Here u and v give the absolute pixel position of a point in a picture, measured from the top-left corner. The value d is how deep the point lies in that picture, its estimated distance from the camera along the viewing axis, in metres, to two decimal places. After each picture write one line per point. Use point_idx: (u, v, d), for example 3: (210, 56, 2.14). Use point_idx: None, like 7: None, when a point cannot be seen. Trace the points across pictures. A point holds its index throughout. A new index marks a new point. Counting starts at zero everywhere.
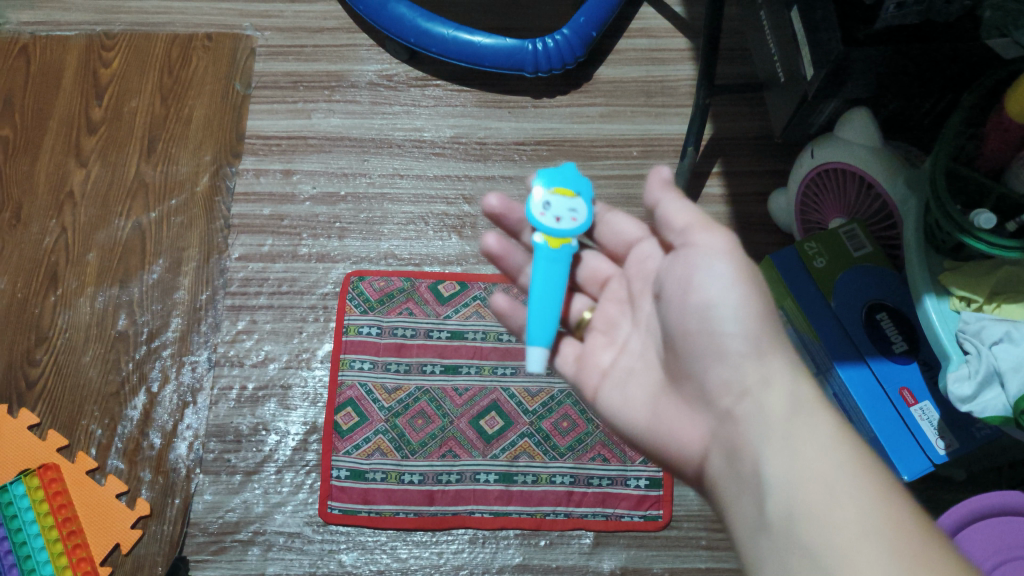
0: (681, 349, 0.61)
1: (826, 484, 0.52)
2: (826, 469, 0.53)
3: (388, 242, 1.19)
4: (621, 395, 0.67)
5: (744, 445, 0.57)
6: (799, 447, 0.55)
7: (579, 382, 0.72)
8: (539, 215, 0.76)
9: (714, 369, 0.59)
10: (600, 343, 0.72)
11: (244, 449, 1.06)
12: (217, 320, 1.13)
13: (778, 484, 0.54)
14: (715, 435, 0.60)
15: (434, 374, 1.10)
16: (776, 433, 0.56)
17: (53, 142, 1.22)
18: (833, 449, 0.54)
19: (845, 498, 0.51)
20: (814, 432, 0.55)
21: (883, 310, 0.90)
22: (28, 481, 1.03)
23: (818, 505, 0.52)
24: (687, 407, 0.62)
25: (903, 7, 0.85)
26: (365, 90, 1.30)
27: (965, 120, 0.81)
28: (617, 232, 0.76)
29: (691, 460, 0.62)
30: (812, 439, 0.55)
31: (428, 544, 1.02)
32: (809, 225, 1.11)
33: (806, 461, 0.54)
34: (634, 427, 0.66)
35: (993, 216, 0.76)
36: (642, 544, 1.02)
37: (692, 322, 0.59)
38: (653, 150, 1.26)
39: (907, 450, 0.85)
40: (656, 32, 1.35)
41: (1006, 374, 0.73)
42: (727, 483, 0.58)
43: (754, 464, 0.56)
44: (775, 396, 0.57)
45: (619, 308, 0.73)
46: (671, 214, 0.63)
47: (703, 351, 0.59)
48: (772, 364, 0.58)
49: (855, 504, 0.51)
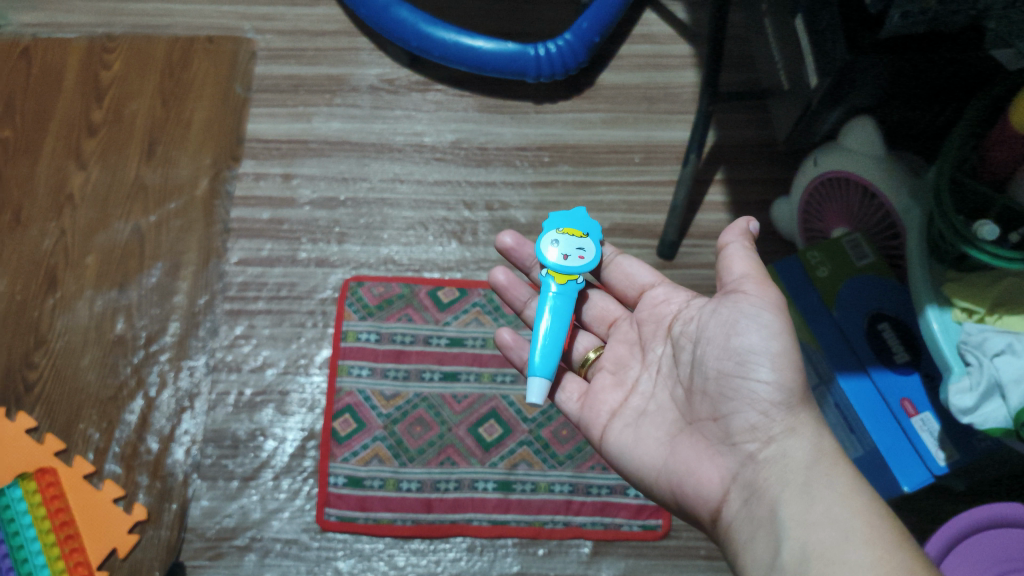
0: (711, 392, 0.67)
1: (844, 527, 0.58)
2: (843, 514, 0.59)
3: (387, 247, 1.18)
4: (634, 432, 0.73)
5: (766, 488, 0.63)
6: (820, 495, 0.60)
7: (585, 419, 0.78)
8: (550, 254, 0.84)
9: (744, 413, 0.64)
10: (607, 383, 0.79)
11: (241, 454, 1.05)
12: (215, 325, 1.12)
13: (796, 527, 0.59)
14: (735, 475, 0.65)
15: (432, 381, 1.09)
16: (798, 479, 0.62)
17: (54, 144, 1.22)
18: (851, 496, 0.60)
19: (862, 542, 0.57)
20: (836, 481, 0.61)
21: (885, 320, 0.89)
22: (25, 485, 1.02)
23: (835, 547, 0.57)
24: (707, 448, 0.67)
25: (909, 18, 0.80)
26: (366, 94, 1.29)
27: (970, 129, 0.80)
28: (631, 278, 0.85)
29: (706, 501, 0.66)
30: (834, 487, 0.60)
31: (426, 552, 1.01)
32: (811, 234, 1.10)
33: (826, 507, 0.59)
34: (646, 465, 0.71)
35: (997, 227, 0.75)
36: (641, 553, 1.01)
37: (729, 365, 0.65)
38: (656, 157, 1.25)
39: (907, 462, 0.84)
40: (659, 38, 1.35)
41: (1007, 387, 0.72)
42: (741, 524, 0.63)
43: (773, 506, 0.61)
44: (800, 444, 0.63)
45: (629, 351, 0.80)
46: (734, 261, 0.69)
47: (736, 394, 0.65)
48: (799, 414, 0.64)
49: (870, 547, 0.56)
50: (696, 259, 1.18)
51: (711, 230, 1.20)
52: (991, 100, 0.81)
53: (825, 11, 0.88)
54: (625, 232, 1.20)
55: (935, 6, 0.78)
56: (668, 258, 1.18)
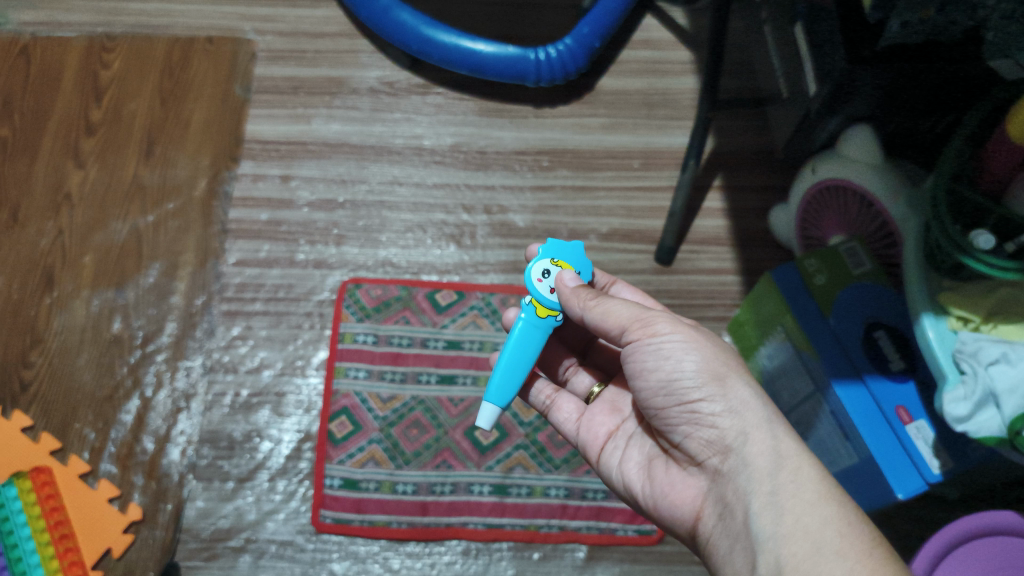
0: (661, 416, 0.68)
1: (817, 539, 0.58)
2: (813, 524, 0.58)
3: (385, 250, 1.19)
4: (620, 456, 0.75)
5: (735, 503, 0.63)
6: (787, 504, 0.59)
7: (583, 440, 0.79)
8: (538, 283, 0.77)
9: (695, 434, 0.65)
10: (604, 408, 0.80)
11: (237, 456, 1.05)
12: (212, 326, 1.12)
13: (768, 540, 0.59)
14: (708, 492, 0.66)
15: (429, 385, 1.09)
16: (764, 490, 0.61)
17: (52, 143, 1.22)
18: (819, 504, 0.59)
19: (833, 553, 0.57)
20: (803, 490, 0.60)
21: (880, 328, 0.89)
22: (21, 484, 1.02)
23: (807, 558, 0.57)
24: (680, 470, 0.69)
25: (908, 27, 0.79)
26: (366, 96, 1.29)
27: (969, 140, 0.80)
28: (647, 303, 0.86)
29: (684, 521, 0.68)
30: (802, 497, 0.60)
31: (420, 555, 1.01)
32: (808, 241, 1.11)
33: (796, 517, 0.59)
34: (630, 489, 0.73)
35: (992, 237, 0.76)
36: (636, 558, 1.01)
37: (659, 397, 0.67)
38: (654, 162, 1.25)
39: (903, 469, 0.83)
40: (659, 45, 1.35)
41: (1002, 396, 0.72)
42: (719, 541, 0.64)
43: (745, 520, 0.61)
44: (762, 455, 0.62)
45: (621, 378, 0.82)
46: (603, 320, 0.70)
47: (680, 418, 0.66)
48: (753, 423, 0.64)
49: (841, 558, 0.56)
50: (694, 265, 1.18)
51: (709, 236, 1.21)
52: (990, 109, 0.80)
53: (825, 22, 0.89)
54: (623, 237, 1.20)
55: (935, 15, 0.76)
56: (665, 263, 1.18)
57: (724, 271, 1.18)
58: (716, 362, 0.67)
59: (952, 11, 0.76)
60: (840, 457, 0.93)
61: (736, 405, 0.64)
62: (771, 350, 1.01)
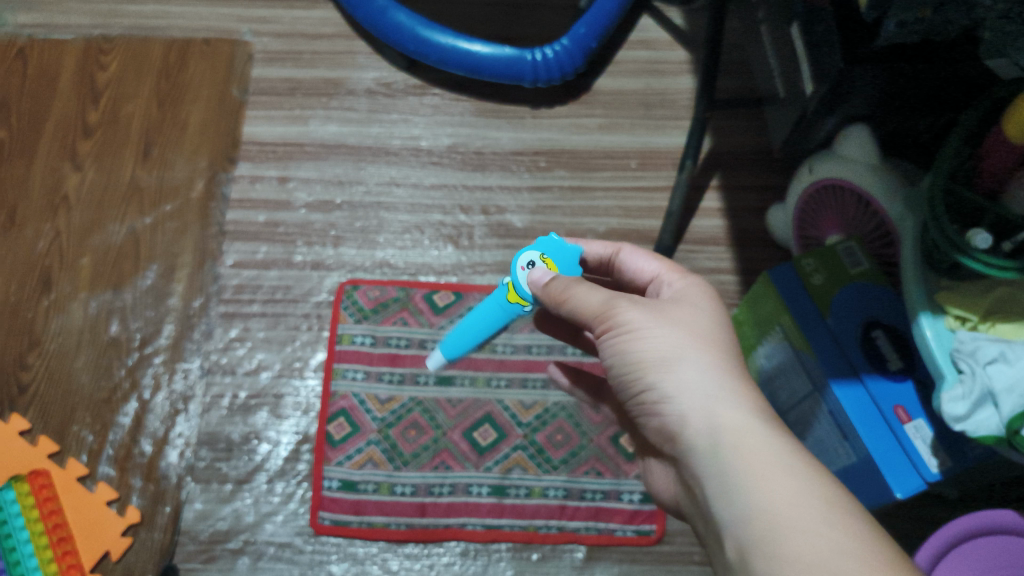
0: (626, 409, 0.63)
1: (743, 532, 0.49)
2: (740, 515, 0.49)
3: (383, 251, 1.19)
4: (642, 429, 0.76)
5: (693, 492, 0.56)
6: (722, 490, 0.51)
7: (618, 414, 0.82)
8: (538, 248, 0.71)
9: (650, 427, 0.60)
10: None
11: (235, 458, 1.05)
12: (210, 328, 1.12)
13: (716, 531, 0.52)
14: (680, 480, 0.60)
15: (427, 386, 1.09)
16: (706, 479, 0.53)
17: (49, 146, 1.22)
18: (834, 538, 0.44)
19: (757, 550, 0.47)
20: (810, 510, 0.46)
21: (878, 327, 0.89)
22: (19, 487, 1.02)
23: (742, 554, 0.48)
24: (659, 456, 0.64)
25: (905, 26, 0.79)
26: (363, 97, 1.29)
27: (965, 139, 0.80)
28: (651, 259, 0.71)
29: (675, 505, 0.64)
30: (793, 500, 0.47)
31: (419, 557, 1.01)
32: (806, 241, 1.11)
33: (730, 506, 0.50)
34: None
35: (990, 236, 0.75)
36: (635, 559, 1.01)
37: (618, 391, 0.62)
38: (652, 162, 1.25)
39: (901, 469, 0.83)
40: (656, 45, 1.35)
41: (999, 395, 0.71)
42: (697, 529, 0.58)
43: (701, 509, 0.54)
44: (731, 415, 0.54)
45: None
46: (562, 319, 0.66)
47: (636, 412, 0.61)
48: (690, 406, 0.55)
49: (766, 557, 0.46)
50: (692, 265, 1.18)
51: (706, 235, 1.21)
52: (987, 108, 0.80)
53: (821, 23, 0.89)
54: (621, 237, 1.20)
55: (931, 15, 0.77)
56: None
57: (722, 270, 1.18)
58: (694, 326, 0.60)
59: (949, 10, 0.76)
60: (838, 456, 0.93)
61: (711, 368, 0.57)
62: (770, 350, 1.01)
